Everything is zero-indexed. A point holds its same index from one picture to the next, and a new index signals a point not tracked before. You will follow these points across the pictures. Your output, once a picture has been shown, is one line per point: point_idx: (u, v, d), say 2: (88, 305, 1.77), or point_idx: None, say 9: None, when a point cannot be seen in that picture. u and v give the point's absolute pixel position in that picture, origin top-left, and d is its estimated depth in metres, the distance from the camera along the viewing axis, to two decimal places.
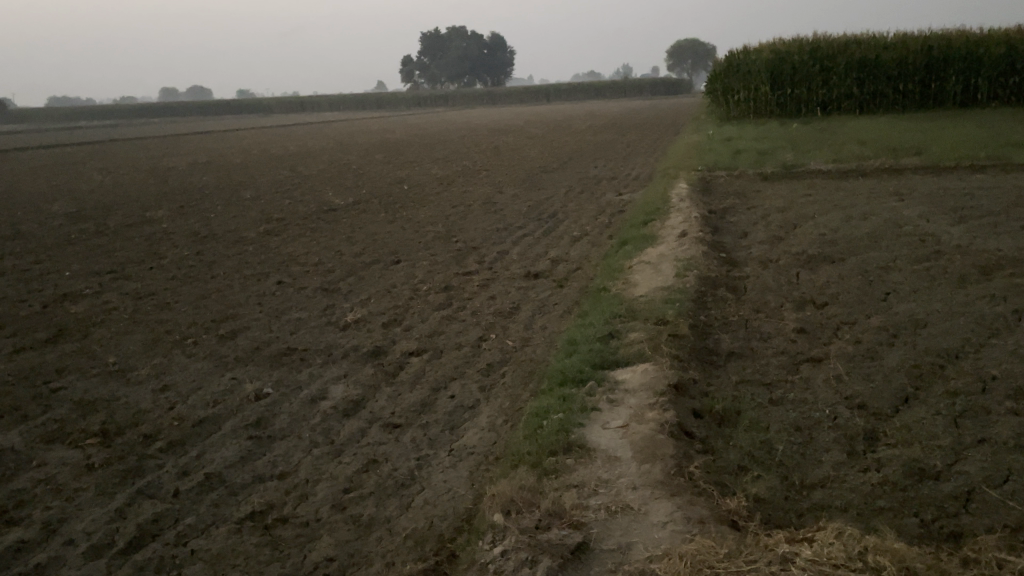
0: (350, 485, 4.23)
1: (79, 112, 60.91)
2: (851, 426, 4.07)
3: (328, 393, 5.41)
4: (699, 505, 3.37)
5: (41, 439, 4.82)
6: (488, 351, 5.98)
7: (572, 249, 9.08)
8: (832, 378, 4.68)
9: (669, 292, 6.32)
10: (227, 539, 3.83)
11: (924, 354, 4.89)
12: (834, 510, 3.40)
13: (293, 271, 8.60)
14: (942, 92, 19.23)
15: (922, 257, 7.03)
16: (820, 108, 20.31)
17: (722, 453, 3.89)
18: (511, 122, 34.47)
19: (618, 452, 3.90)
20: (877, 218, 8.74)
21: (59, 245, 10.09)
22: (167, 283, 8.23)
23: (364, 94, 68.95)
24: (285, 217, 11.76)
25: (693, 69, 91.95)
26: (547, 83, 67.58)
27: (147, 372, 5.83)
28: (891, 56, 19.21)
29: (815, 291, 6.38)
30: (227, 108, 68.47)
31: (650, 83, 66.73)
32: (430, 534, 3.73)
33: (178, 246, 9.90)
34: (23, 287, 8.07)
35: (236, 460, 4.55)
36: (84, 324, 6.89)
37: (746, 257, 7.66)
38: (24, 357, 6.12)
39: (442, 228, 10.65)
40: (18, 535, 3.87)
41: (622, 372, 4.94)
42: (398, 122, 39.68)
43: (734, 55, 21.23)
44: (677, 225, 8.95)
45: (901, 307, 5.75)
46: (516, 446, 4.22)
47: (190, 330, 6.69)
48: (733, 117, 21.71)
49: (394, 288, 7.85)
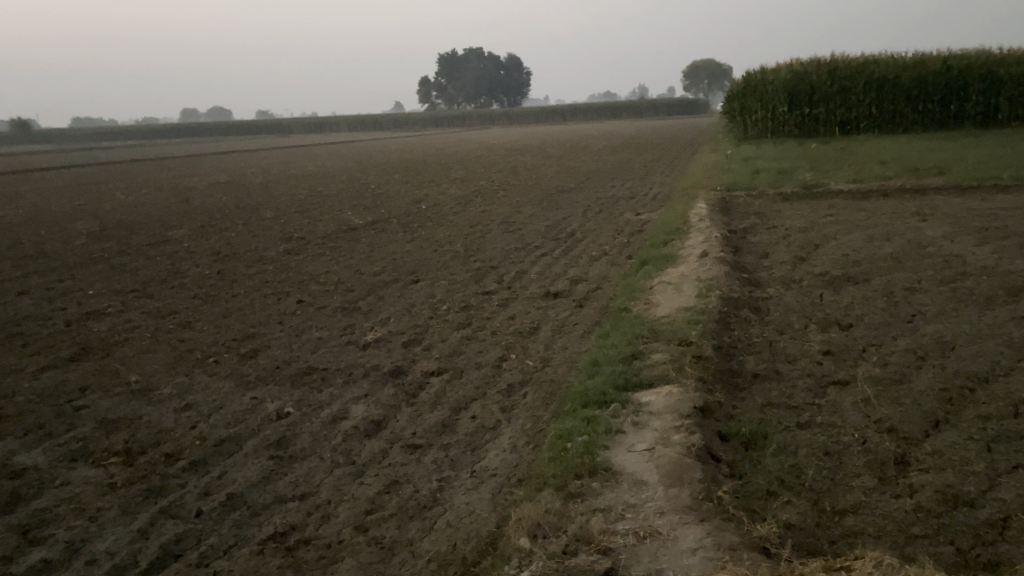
0: (372, 507, 4.20)
1: (101, 132, 61.87)
2: (881, 451, 4.01)
3: (350, 413, 5.40)
4: (729, 531, 3.31)
5: (65, 459, 4.83)
6: (509, 371, 5.96)
7: (592, 269, 9.06)
8: (860, 401, 4.61)
9: (691, 312, 6.29)
10: (250, 560, 3.81)
11: (953, 376, 4.82)
12: (868, 537, 3.33)
13: (313, 290, 8.63)
14: (964, 112, 19.14)
15: (948, 278, 6.95)
16: (839, 128, 20.26)
17: (751, 478, 3.83)
18: (528, 142, 34.71)
19: (644, 477, 3.85)
20: (899, 238, 8.65)
21: (82, 264, 10.20)
22: (188, 301, 8.29)
23: (384, 113, 69.76)
24: (305, 236, 11.87)
25: (710, 89, 92.28)
26: (563, 105, 67.86)
27: (169, 391, 5.85)
28: (910, 76, 19.14)
29: (840, 312, 6.30)
30: (247, 128, 69.27)
31: (667, 102, 66.81)
32: (454, 557, 3.69)
33: (199, 264, 10.00)
34: (49, 305, 8.15)
35: (259, 480, 4.54)
36: (108, 343, 6.93)
37: (768, 277, 7.61)
38: (48, 375, 6.16)
39: (462, 248, 10.66)
40: (42, 554, 3.87)
41: (646, 394, 4.88)
42: (414, 142, 40.05)
43: (752, 75, 21.30)
44: (698, 245, 8.91)
45: (928, 329, 5.67)
46: (540, 469, 4.18)
47: (212, 349, 6.72)
48: (751, 136, 21.71)
49: (414, 307, 7.85)
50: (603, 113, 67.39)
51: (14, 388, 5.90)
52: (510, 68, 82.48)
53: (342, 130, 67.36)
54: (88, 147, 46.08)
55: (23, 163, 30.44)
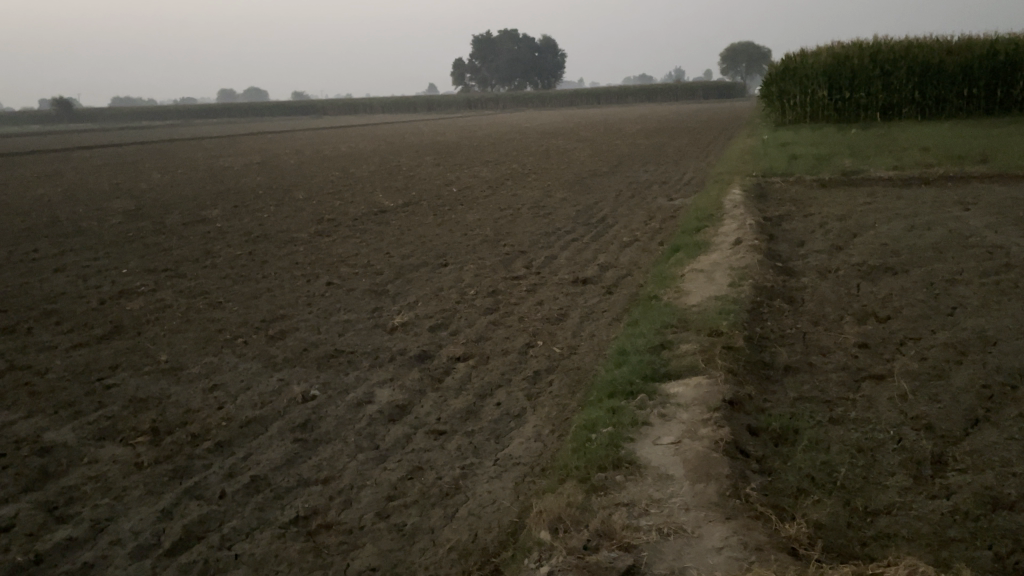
0: (394, 493, 4.17)
1: (139, 111, 62.62)
2: (918, 449, 3.88)
3: (375, 397, 5.38)
4: (757, 530, 3.21)
5: (94, 436, 4.87)
6: (535, 358, 5.89)
7: (622, 255, 8.93)
8: (896, 397, 4.46)
9: (723, 301, 6.16)
10: (271, 544, 3.80)
11: (995, 373, 4.65)
12: (901, 539, 3.22)
13: (342, 272, 8.62)
14: (1010, 98, 18.51)
15: (991, 270, 6.72)
16: (880, 113, 19.78)
17: (780, 474, 3.73)
18: (562, 125, 34.41)
19: (669, 470, 3.77)
20: (940, 228, 8.41)
21: (117, 242, 10.29)
22: (219, 281, 8.33)
23: (417, 95, 69.76)
24: (336, 218, 11.86)
25: (747, 73, 90.81)
26: (596, 89, 67.12)
27: (198, 370, 5.88)
28: (955, 60, 18.57)
29: (876, 304, 6.14)
30: (284, 109, 69.62)
31: (703, 85, 65.77)
32: (474, 547, 3.64)
33: (231, 244, 10.06)
34: (83, 284, 8.23)
35: (283, 463, 4.53)
36: (139, 321, 6.99)
37: (803, 266, 7.44)
38: (80, 353, 6.22)
39: (491, 232, 10.57)
40: (67, 533, 3.89)
41: (674, 385, 4.79)
42: (446, 125, 39.93)
43: (791, 58, 20.88)
44: (732, 233, 8.74)
45: (969, 323, 5.49)
46: (564, 460, 4.12)
47: (241, 330, 6.75)
48: (788, 122, 21.31)
49: (442, 291, 7.81)
50: (637, 97, 66.62)
51: (46, 365, 5.96)
52: (545, 51, 81.97)
53: (375, 113, 67.49)
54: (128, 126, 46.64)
55: (63, 141, 30.83)
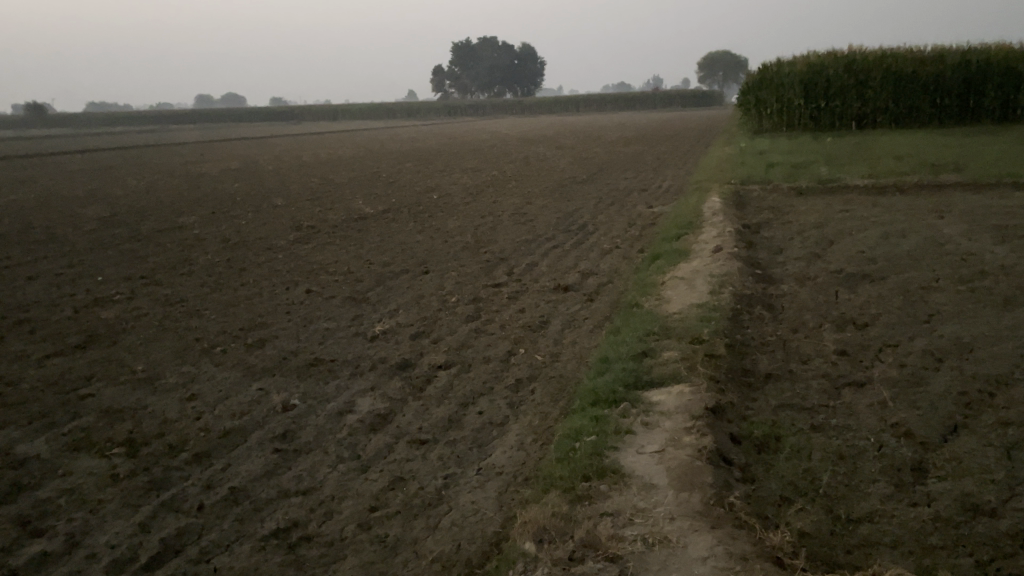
0: (376, 503, 4.13)
1: (114, 117, 62.02)
2: (898, 456, 3.90)
3: (355, 406, 5.33)
4: (741, 540, 3.22)
5: (69, 448, 4.78)
6: (517, 366, 5.88)
7: (602, 263, 8.94)
8: (876, 404, 4.50)
9: (704, 309, 6.18)
10: (251, 557, 3.75)
11: (971, 379, 4.71)
12: (883, 547, 3.24)
13: (322, 280, 8.56)
14: (981, 108, 18.85)
15: (967, 277, 6.81)
16: (855, 122, 20.04)
17: (764, 482, 3.75)
18: (541, 132, 34.55)
19: (654, 479, 3.76)
20: (916, 235, 8.51)
21: (91, 250, 10.14)
22: (197, 289, 8.24)
23: (396, 103, 69.88)
24: (315, 225, 11.79)
25: (725, 81, 91.65)
26: (574, 98, 67.42)
27: (175, 380, 5.80)
28: (929, 70, 18.83)
29: (855, 311, 6.19)
30: (264, 115, 69.30)
31: (681, 92, 66.32)
32: (458, 558, 3.61)
33: (208, 252, 9.96)
34: (56, 292, 8.09)
35: (263, 474, 4.48)
36: (114, 331, 6.88)
37: (782, 274, 7.48)
38: (53, 363, 6.11)
39: (471, 239, 10.57)
40: (41, 547, 3.82)
41: (656, 392, 4.79)
42: (425, 131, 39.89)
43: (767, 67, 21.07)
44: (711, 241, 8.80)
45: (946, 330, 5.54)
46: (548, 470, 4.10)
47: (220, 338, 6.67)
48: (765, 129, 21.51)
49: (423, 298, 7.78)
50: (615, 104, 66.99)
51: (19, 375, 5.85)
52: (524, 58, 82.20)
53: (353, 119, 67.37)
54: (105, 131, 46.14)
55: (34, 147, 30.48)
